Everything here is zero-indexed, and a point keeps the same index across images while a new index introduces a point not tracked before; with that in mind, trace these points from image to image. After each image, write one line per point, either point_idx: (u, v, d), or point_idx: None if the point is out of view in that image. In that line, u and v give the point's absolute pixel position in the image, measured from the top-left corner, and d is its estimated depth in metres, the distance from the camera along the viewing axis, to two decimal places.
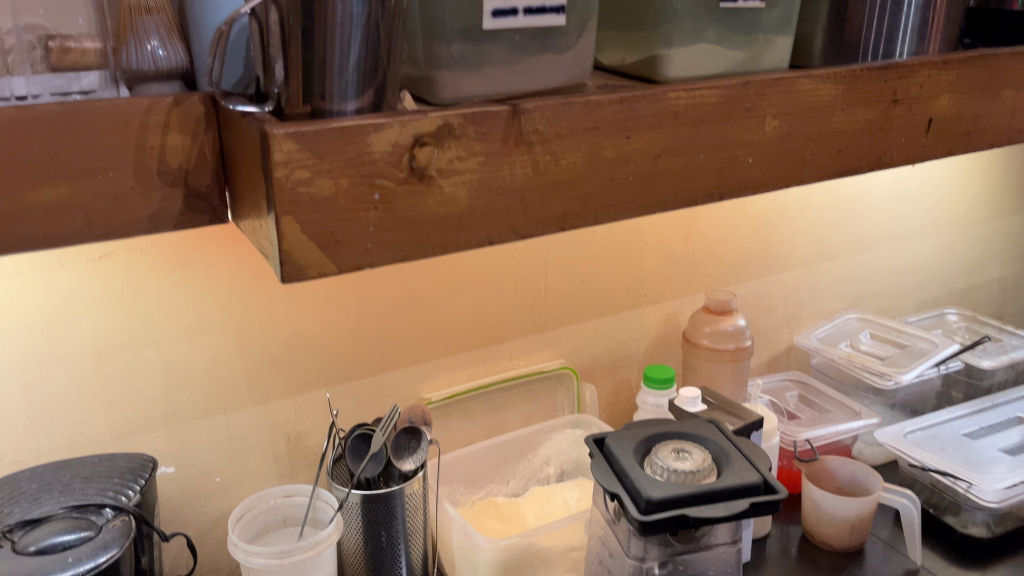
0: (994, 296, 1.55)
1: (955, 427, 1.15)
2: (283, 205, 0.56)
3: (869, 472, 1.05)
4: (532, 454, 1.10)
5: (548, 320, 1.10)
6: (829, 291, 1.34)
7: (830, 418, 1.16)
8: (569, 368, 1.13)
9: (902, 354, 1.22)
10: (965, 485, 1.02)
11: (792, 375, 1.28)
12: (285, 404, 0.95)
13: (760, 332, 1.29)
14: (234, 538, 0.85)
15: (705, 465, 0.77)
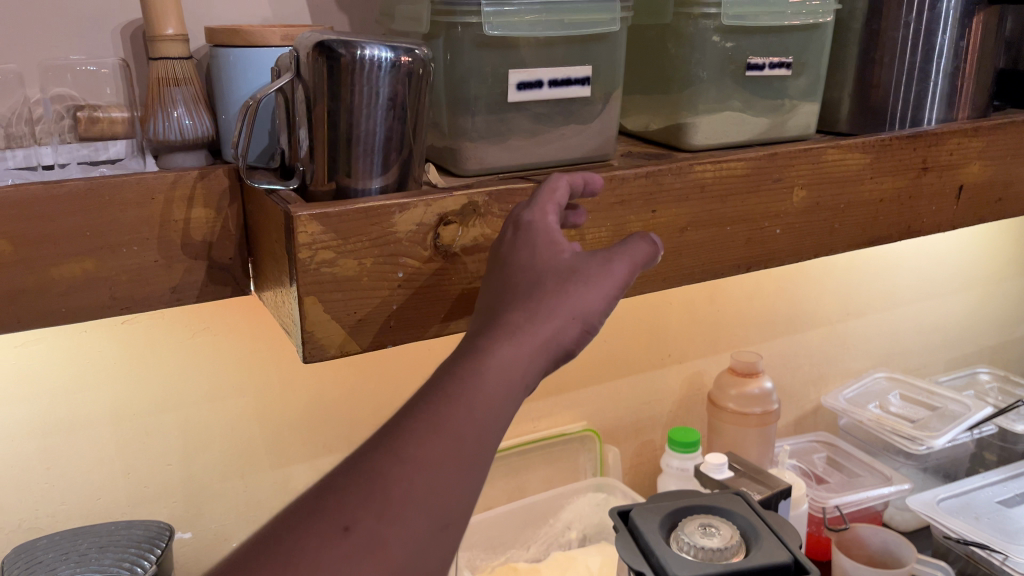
0: None
1: (990, 494, 1.11)
2: (306, 286, 0.55)
3: (902, 542, 1.03)
4: (554, 519, 1.07)
5: (570, 381, 1.09)
6: (856, 350, 1.32)
7: (860, 484, 1.13)
8: (591, 430, 1.11)
9: (933, 416, 1.19)
10: (1000, 557, 0.99)
11: (820, 436, 1.25)
12: (304, 468, 0.94)
13: (786, 391, 1.27)
14: None
15: (733, 542, 0.75)
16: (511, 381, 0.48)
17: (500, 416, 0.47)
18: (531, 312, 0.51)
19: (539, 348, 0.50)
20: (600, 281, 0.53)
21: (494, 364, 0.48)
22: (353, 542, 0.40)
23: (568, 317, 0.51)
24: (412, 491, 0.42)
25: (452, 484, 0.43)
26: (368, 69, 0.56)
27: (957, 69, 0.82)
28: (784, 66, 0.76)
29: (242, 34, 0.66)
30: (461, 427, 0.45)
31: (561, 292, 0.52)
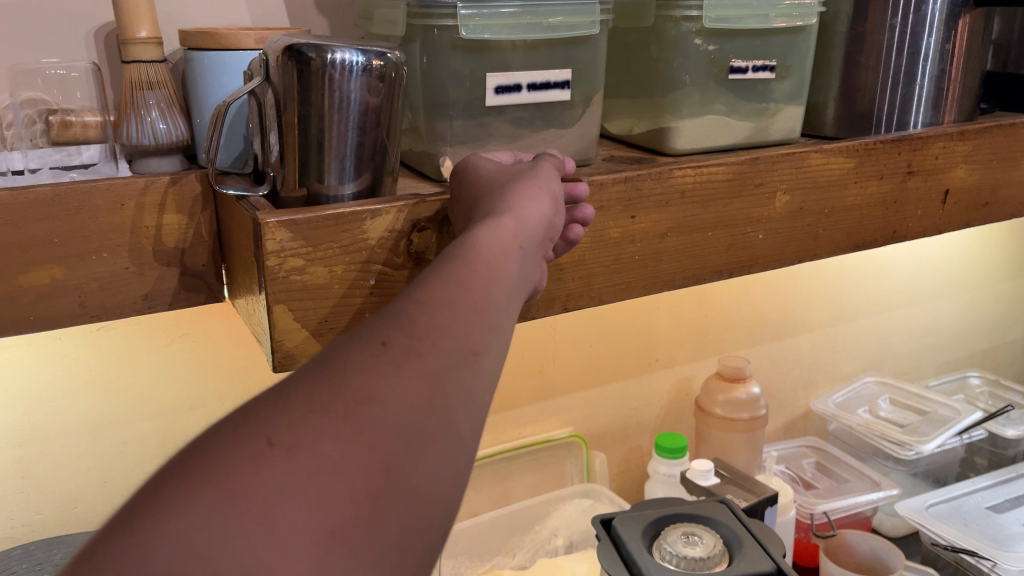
0: (1019, 357, 1.51)
1: (979, 500, 1.11)
2: (275, 294, 0.54)
3: (892, 548, 1.02)
4: (539, 526, 1.06)
5: (556, 387, 1.08)
6: (846, 354, 1.31)
7: (849, 489, 1.12)
8: (578, 436, 1.10)
9: (923, 420, 1.19)
10: (989, 564, 0.99)
11: (809, 441, 1.24)
12: None
13: (775, 396, 1.26)
14: None
15: (716, 551, 0.74)
16: (510, 235, 0.46)
17: (508, 260, 0.45)
18: (510, 191, 0.51)
19: (525, 212, 0.50)
20: (549, 169, 0.56)
21: (477, 228, 0.46)
22: (395, 353, 0.36)
23: (540, 186, 0.53)
24: (438, 315, 0.38)
25: (477, 313, 0.40)
26: (340, 73, 0.55)
27: (942, 72, 0.81)
28: (767, 69, 0.75)
29: (216, 37, 0.65)
30: (477, 272, 0.42)
31: (526, 175, 0.54)
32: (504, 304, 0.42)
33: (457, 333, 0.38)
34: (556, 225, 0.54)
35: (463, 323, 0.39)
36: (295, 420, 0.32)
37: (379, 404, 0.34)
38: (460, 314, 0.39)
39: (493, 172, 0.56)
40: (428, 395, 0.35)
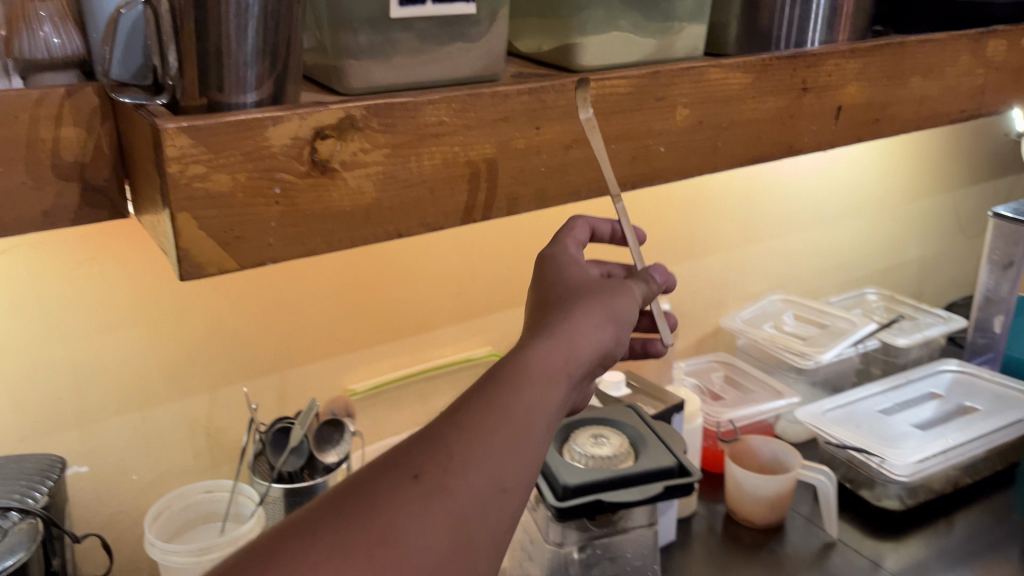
0: (914, 276, 1.60)
1: (871, 404, 1.19)
2: (177, 201, 0.54)
3: (789, 450, 1.09)
4: None
5: (475, 308, 1.10)
6: (754, 273, 1.36)
7: (754, 398, 1.19)
8: (497, 356, 1.13)
9: (823, 333, 1.26)
10: (877, 460, 1.07)
11: (718, 357, 1.30)
12: (204, 400, 0.93)
13: (686, 315, 1.31)
14: (150, 537, 0.83)
15: (622, 450, 0.79)
16: (559, 359, 0.52)
17: (555, 386, 0.51)
18: (565, 314, 0.56)
19: (581, 347, 0.54)
20: (625, 293, 0.60)
21: (534, 355, 0.51)
22: (423, 488, 0.42)
23: (605, 315, 0.57)
24: (474, 447, 0.44)
25: (519, 441, 0.46)
26: None
27: None
28: None
29: None
30: (528, 399, 0.48)
31: (593, 297, 0.58)
32: (544, 431, 0.48)
33: (497, 462, 0.44)
34: (613, 353, 0.58)
35: (504, 451, 0.45)
36: (317, 563, 0.38)
37: (403, 546, 0.39)
38: (500, 443, 0.45)
39: (571, 281, 0.62)
40: (449, 533, 0.41)
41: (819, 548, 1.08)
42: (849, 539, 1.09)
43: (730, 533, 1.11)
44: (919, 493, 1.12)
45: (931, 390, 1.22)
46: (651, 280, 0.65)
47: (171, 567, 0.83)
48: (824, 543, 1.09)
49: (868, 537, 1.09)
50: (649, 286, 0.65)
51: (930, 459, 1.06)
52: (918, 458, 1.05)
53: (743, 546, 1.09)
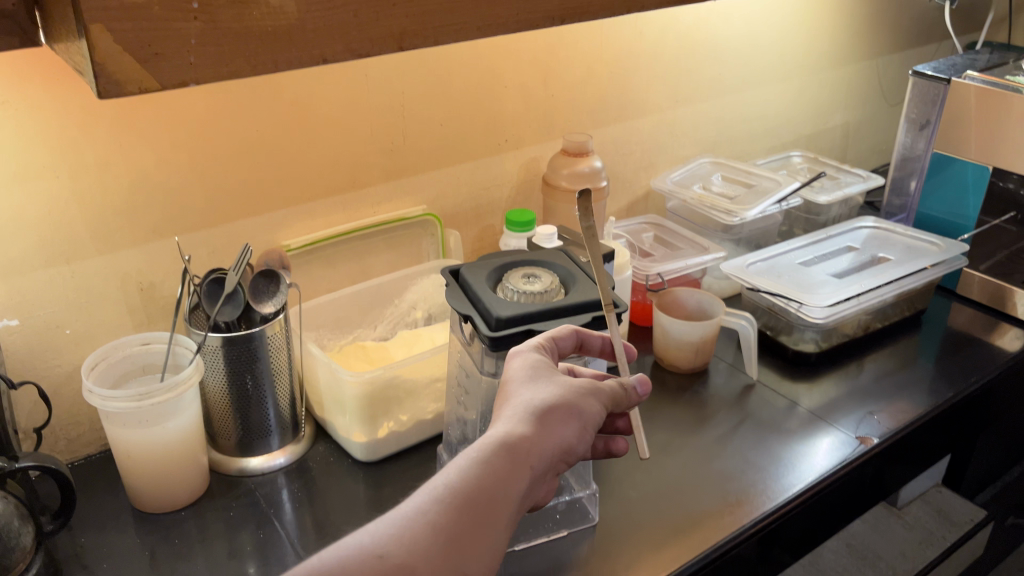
0: (838, 142, 1.64)
1: (793, 257, 1.25)
2: (90, 11, 0.52)
3: (712, 300, 1.17)
4: (398, 299, 1.12)
5: (408, 166, 1.10)
6: (685, 137, 1.39)
7: (682, 255, 1.23)
8: (432, 214, 1.14)
9: (749, 192, 1.30)
10: (796, 305, 1.13)
11: (650, 218, 1.33)
12: (135, 254, 0.92)
13: (618, 177, 1.34)
14: (88, 384, 0.84)
15: (553, 286, 0.82)
16: (527, 447, 0.64)
17: (521, 479, 0.63)
18: (536, 408, 0.67)
19: (548, 442, 0.66)
20: (596, 393, 0.71)
21: (507, 447, 0.63)
22: (388, 565, 0.55)
23: (572, 415, 0.68)
24: (438, 534, 0.58)
25: (483, 532, 0.59)
26: None
27: None
28: None
29: None
30: (499, 491, 0.61)
31: (566, 395, 0.69)
32: (506, 520, 0.61)
33: (464, 548, 0.58)
34: (579, 447, 0.69)
35: (471, 540, 0.59)
36: None
37: None
38: (469, 531, 0.59)
39: (551, 373, 0.71)
40: None
41: (740, 391, 1.16)
42: (768, 382, 1.17)
43: (658, 379, 1.18)
44: (832, 337, 1.20)
45: (849, 243, 1.29)
46: (629, 385, 0.74)
47: (113, 412, 0.85)
48: (744, 385, 1.17)
49: (785, 379, 1.18)
50: (624, 387, 0.74)
51: (844, 304, 1.13)
52: (833, 301, 1.12)
53: (670, 390, 1.16)
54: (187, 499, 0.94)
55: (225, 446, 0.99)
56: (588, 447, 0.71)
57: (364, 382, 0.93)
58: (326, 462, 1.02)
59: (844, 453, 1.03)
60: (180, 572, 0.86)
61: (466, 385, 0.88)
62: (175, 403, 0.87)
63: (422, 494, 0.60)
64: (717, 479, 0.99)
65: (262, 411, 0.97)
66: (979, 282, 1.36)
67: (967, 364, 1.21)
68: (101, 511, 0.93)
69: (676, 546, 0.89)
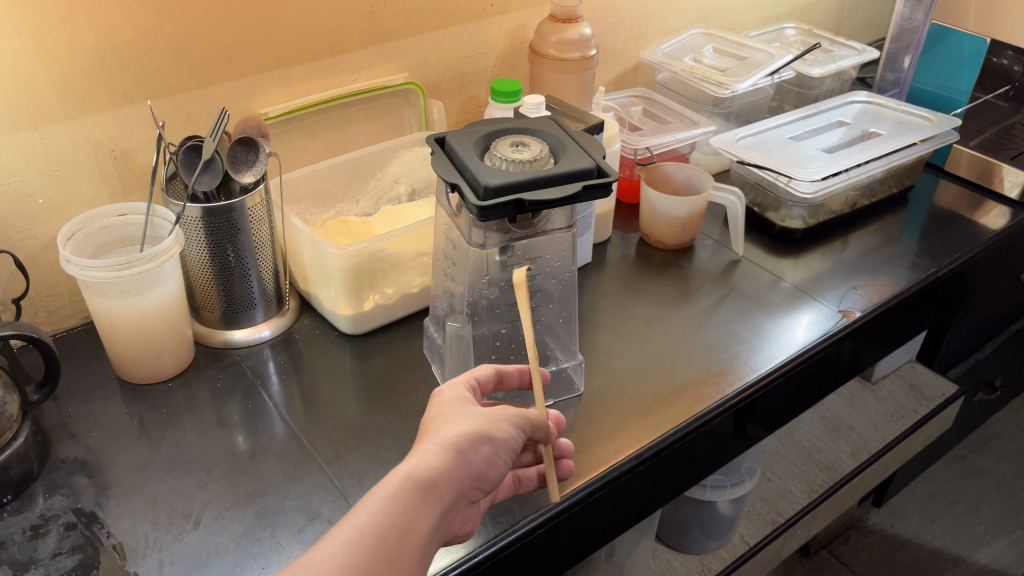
0: (833, 14, 1.59)
1: (783, 132, 1.23)
2: None
3: (701, 174, 1.16)
4: (380, 173, 1.09)
5: (388, 31, 1.05)
6: (677, 5, 1.33)
7: (670, 129, 1.20)
8: (414, 83, 1.10)
9: (740, 65, 1.26)
10: (785, 179, 1.12)
11: (638, 90, 1.30)
12: (106, 119, 0.88)
13: (607, 47, 1.29)
14: (66, 254, 0.82)
15: (542, 154, 0.79)
16: (439, 480, 0.62)
17: (432, 513, 0.61)
18: (449, 437, 0.65)
19: (461, 471, 0.64)
20: (511, 417, 0.69)
21: (418, 475, 0.61)
22: None
23: (488, 439, 0.66)
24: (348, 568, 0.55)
25: (393, 570, 0.57)
26: None
27: None
28: None
29: None
30: (410, 527, 0.59)
31: (480, 421, 0.67)
32: (417, 556, 0.59)
33: None
34: (490, 476, 0.67)
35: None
36: None
37: None
38: (378, 567, 0.56)
39: (463, 407, 0.70)
40: None
41: (726, 266, 1.16)
42: (753, 257, 1.18)
43: (643, 255, 1.18)
44: (819, 214, 1.19)
45: (840, 118, 1.28)
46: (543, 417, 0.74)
47: (93, 282, 0.83)
48: (730, 261, 1.17)
49: (770, 256, 1.18)
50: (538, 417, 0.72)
51: (833, 178, 1.12)
52: (823, 176, 1.11)
53: (655, 265, 1.16)
54: (173, 370, 0.94)
55: (208, 319, 0.98)
56: (502, 475, 0.69)
57: (349, 255, 0.91)
58: (311, 335, 1.02)
59: (826, 326, 1.04)
60: (170, 440, 0.86)
61: (453, 257, 0.87)
62: (157, 273, 0.86)
63: (333, 533, 0.57)
64: (700, 350, 1.00)
65: (245, 284, 0.95)
66: (966, 159, 1.33)
67: (951, 240, 1.21)
68: (87, 381, 0.93)
69: (660, 413, 0.91)
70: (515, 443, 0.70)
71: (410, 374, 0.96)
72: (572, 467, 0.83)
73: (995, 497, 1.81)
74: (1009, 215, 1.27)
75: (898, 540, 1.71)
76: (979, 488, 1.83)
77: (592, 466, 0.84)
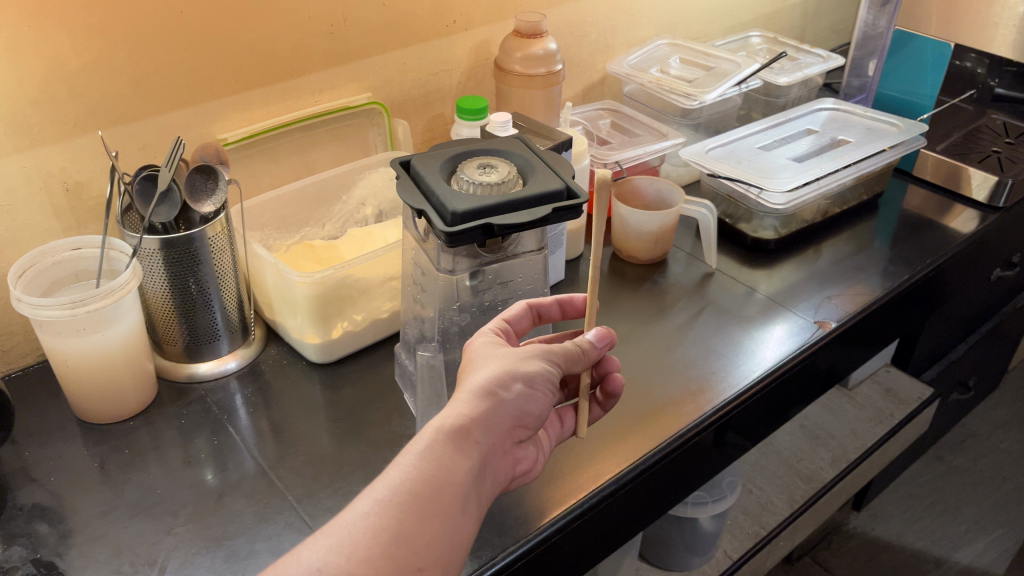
0: (796, 22, 1.59)
1: (753, 142, 1.22)
2: None
3: (672, 188, 1.15)
4: (346, 195, 1.06)
5: (350, 50, 1.03)
6: (642, 17, 1.32)
7: (640, 142, 1.19)
8: (378, 103, 1.08)
9: (707, 75, 1.26)
10: (756, 191, 1.11)
11: (606, 103, 1.29)
12: (56, 150, 0.85)
13: (573, 61, 1.28)
14: (17, 293, 0.79)
15: (510, 176, 0.77)
16: (470, 426, 0.64)
17: (468, 459, 0.63)
18: (479, 383, 0.66)
19: (493, 412, 0.65)
20: (541, 353, 0.70)
21: (449, 423, 0.63)
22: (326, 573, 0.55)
23: (518, 376, 0.67)
24: (382, 530, 0.57)
25: (435, 521, 0.59)
26: None
27: None
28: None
29: None
30: (446, 477, 0.61)
31: (508, 362, 0.68)
32: (457, 505, 0.60)
33: (411, 541, 0.57)
34: (530, 412, 0.68)
35: (420, 530, 0.58)
36: None
37: None
38: (417, 521, 0.58)
39: (493, 350, 0.72)
40: None
41: (699, 279, 1.15)
42: (727, 270, 1.17)
43: (617, 270, 1.16)
44: (791, 223, 1.19)
45: (808, 126, 1.28)
46: (586, 343, 0.74)
47: (46, 321, 0.80)
48: (703, 273, 1.16)
49: (744, 267, 1.17)
50: (579, 345, 0.73)
51: (804, 188, 1.11)
52: (793, 186, 1.10)
53: (629, 280, 1.15)
54: (137, 408, 0.90)
55: (171, 353, 0.95)
56: (544, 409, 0.70)
57: (314, 282, 0.89)
58: (279, 365, 0.99)
59: (802, 338, 1.04)
60: (134, 482, 0.83)
61: (422, 283, 0.85)
62: (114, 309, 0.82)
63: (366, 494, 0.59)
64: (678, 368, 0.99)
65: (208, 315, 0.92)
66: (933, 163, 1.33)
67: (923, 246, 1.21)
68: (46, 423, 0.90)
69: (639, 434, 0.89)
70: (552, 375, 0.70)
71: (382, 403, 0.93)
72: (552, 495, 0.81)
73: (974, 496, 1.81)
74: (979, 218, 1.27)
75: (879, 544, 1.71)
76: (957, 487, 1.84)
77: (572, 493, 0.82)
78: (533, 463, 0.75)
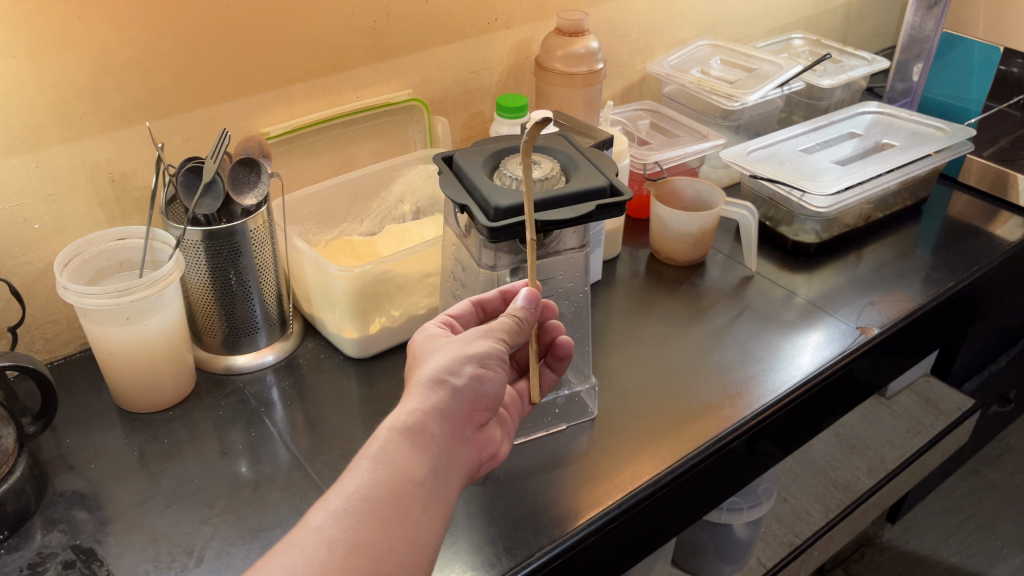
0: (839, 24, 1.57)
1: (794, 144, 1.21)
2: None
3: (712, 190, 1.14)
4: (385, 191, 1.06)
5: (392, 47, 1.03)
6: (683, 17, 1.31)
7: (680, 143, 1.18)
8: (418, 100, 1.08)
9: (750, 77, 1.24)
10: (799, 194, 1.10)
11: (645, 103, 1.28)
12: (102, 140, 0.86)
13: (613, 61, 1.27)
14: (63, 281, 0.80)
15: (554, 173, 0.77)
16: (423, 421, 0.62)
17: (427, 456, 0.61)
18: (422, 374, 0.65)
19: (444, 401, 0.64)
20: (483, 334, 0.68)
21: (394, 423, 0.61)
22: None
23: (461, 360, 0.66)
24: (343, 543, 0.54)
25: (394, 525, 0.57)
26: None
27: None
28: None
29: None
30: (403, 477, 0.59)
31: (451, 350, 0.67)
32: (419, 502, 0.59)
33: (372, 547, 0.55)
34: (487, 392, 0.67)
35: (380, 536, 0.56)
36: None
37: None
38: (375, 528, 0.56)
39: (437, 342, 0.70)
40: None
41: (738, 283, 1.13)
42: (766, 273, 1.15)
43: (654, 270, 1.15)
44: (833, 227, 1.17)
45: (851, 129, 1.26)
46: (516, 311, 0.71)
47: (90, 310, 0.80)
48: (742, 276, 1.15)
49: (784, 271, 1.16)
50: (514, 316, 0.71)
51: (848, 191, 1.10)
52: (836, 190, 1.09)
53: (666, 281, 1.14)
54: (174, 399, 0.91)
55: (210, 344, 0.96)
56: (499, 386, 0.68)
57: (353, 277, 0.89)
58: (316, 359, 0.99)
59: (842, 346, 1.02)
60: (170, 473, 0.83)
61: (463, 279, 0.85)
62: (156, 299, 0.83)
63: (320, 506, 0.56)
64: (716, 371, 0.97)
65: (247, 308, 0.93)
66: (979, 169, 1.31)
67: (967, 253, 1.19)
68: (84, 412, 0.90)
69: (677, 437, 0.88)
70: (500, 352, 0.69)
71: None
72: (587, 496, 0.81)
73: (1012, 511, 1.77)
74: None
75: (914, 557, 1.68)
76: (995, 502, 1.80)
77: (608, 494, 0.81)
78: (499, 445, 0.74)
